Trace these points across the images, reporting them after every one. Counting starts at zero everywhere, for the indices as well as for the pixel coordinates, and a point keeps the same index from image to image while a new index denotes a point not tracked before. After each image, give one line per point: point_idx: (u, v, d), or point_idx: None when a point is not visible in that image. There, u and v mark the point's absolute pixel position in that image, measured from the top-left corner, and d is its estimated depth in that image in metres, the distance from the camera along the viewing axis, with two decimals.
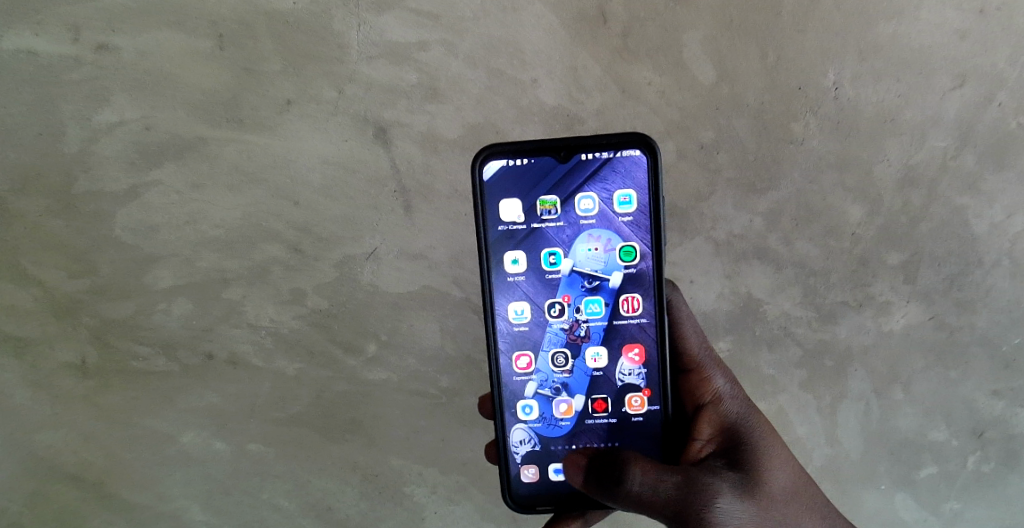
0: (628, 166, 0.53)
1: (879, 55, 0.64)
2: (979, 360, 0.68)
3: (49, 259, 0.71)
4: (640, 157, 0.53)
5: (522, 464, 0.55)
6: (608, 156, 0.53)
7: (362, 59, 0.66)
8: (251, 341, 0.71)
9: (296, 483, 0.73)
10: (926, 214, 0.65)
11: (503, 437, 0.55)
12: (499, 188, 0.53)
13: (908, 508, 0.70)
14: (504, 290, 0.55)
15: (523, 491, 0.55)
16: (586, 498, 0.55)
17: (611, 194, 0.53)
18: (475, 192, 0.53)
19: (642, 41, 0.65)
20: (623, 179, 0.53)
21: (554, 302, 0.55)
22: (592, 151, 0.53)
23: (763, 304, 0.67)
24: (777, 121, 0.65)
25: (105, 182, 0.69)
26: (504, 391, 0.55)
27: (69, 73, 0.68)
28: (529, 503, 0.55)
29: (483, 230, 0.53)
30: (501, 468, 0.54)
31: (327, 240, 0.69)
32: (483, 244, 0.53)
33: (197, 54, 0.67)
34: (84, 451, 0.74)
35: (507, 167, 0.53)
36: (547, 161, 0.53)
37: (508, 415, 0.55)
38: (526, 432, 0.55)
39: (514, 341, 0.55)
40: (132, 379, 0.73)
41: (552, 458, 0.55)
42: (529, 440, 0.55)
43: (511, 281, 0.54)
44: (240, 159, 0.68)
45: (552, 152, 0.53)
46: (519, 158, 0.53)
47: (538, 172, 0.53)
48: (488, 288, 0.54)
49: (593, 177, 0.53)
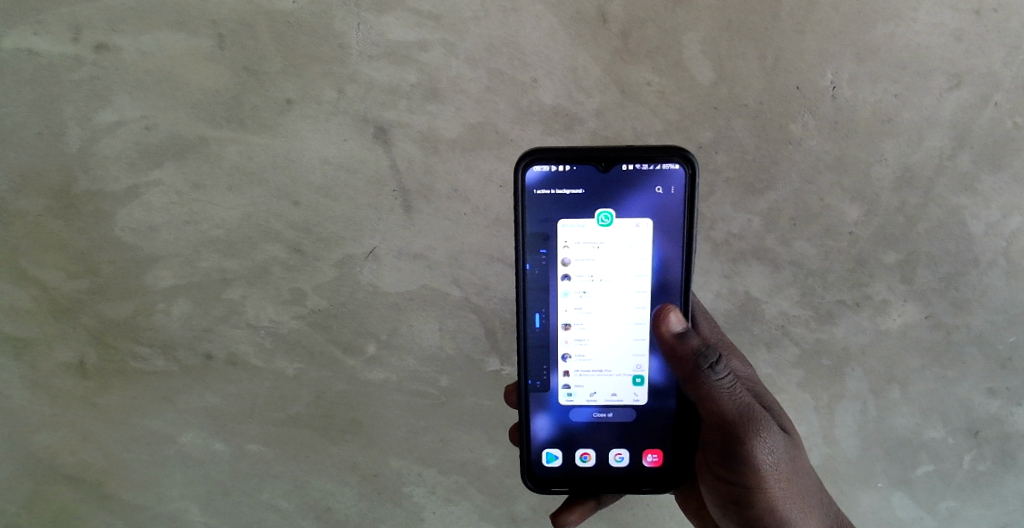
0: (665, 179, 0.54)
1: (877, 56, 0.64)
2: (976, 360, 0.68)
3: (48, 259, 0.71)
4: (678, 171, 0.54)
5: (540, 448, 0.59)
6: (647, 168, 0.54)
7: (363, 59, 0.66)
8: (251, 341, 0.71)
9: (296, 483, 0.73)
10: (922, 215, 0.66)
11: (528, 422, 0.59)
12: (540, 194, 0.55)
13: (903, 506, 0.71)
14: (538, 290, 0.57)
15: (541, 473, 0.60)
16: (601, 482, 0.60)
17: (646, 206, 0.55)
18: (516, 196, 0.54)
19: (642, 43, 0.65)
20: (659, 192, 0.54)
21: (586, 303, 0.57)
22: (631, 163, 0.54)
23: (761, 304, 0.68)
24: (776, 122, 0.65)
25: (105, 182, 0.69)
26: (529, 382, 0.58)
27: (69, 73, 0.68)
28: (546, 484, 0.60)
29: (522, 233, 0.55)
30: (524, 451, 0.59)
31: (328, 239, 0.69)
32: (520, 246, 0.55)
33: (198, 55, 0.67)
34: (83, 452, 0.74)
35: (548, 173, 0.55)
36: (587, 169, 0.54)
37: (534, 403, 0.59)
38: (547, 419, 0.59)
39: (545, 337, 0.58)
40: (131, 379, 0.73)
41: (569, 444, 0.59)
42: (551, 426, 0.59)
43: (544, 280, 0.56)
44: (241, 159, 0.68)
45: (592, 161, 0.54)
46: (561, 164, 0.54)
47: (578, 180, 0.55)
48: (522, 286, 0.56)
49: (630, 188, 0.54)
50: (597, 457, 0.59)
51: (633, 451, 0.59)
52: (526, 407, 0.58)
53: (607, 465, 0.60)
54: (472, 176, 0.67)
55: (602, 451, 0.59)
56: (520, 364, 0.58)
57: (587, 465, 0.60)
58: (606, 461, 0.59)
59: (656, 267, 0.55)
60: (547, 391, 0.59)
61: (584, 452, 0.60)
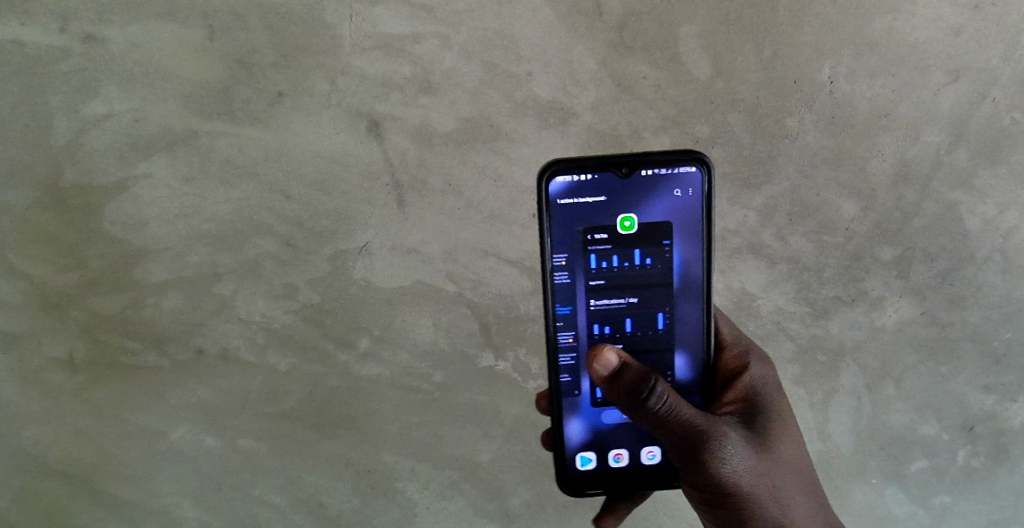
0: (682, 182, 0.53)
1: (874, 51, 0.64)
2: (970, 356, 0.68)
3: (37, 253, 0.70)
4: (695, 173, 0.53)
5: (574, 452, 0.56)
6: (665, 172, 0.53)
7: (356, 51, 0.66)
8: (243, 336, 0.70)
9: (288, 479, 0.73)
10: (918, 211, 0.65)
11: (560, 425, 0.56)
12: (563, 203, 0.53)
13: (898, 503, 0.71)
14: (563, 298, 0.54)
15: (575, 476, 0.56)
16: (637, 481, 0.56)
17: (666, 208, 0.53)
18: (541, 207, 0.53)
19: (638, 36, 0.64)
20: (676, 195, 0.53)
21: (611, 308, 0.55)
22: (650, 168, 0.53)
23: (757, 300, 0.67)
24: (773, 117, 0.65)
25: (94, 175, 0.69)
26: (558, 388, 0.55)
27: (57, 64, 0.67)
28: (580, 488, 0.56)
29: (546, 243, 0.53)
30: (557, 455, 0.55)
31: (321, 233, 0.68)
32: (545, 256, 0.53)
33: (189, 47, 0.67)
34: (74, 447, 0.74)
35: (570, 183, 0.53)
36: (608, 177, 0.53)
37: (564, 407, 0.56)
38: (580, 421, 0.56)
39: (572, 344, 0.55)
40: (122, 374, 0.72)
41: (602, 445, 0.56)
42: (583, 428, 0.56)
43: (568, 287, 0.54)
44: (233, 152, 0.67)
45: (613, 168, 0.53)
46: (582, 173, 0.53)
47: (600, 187, 0.53)
48: (547, 295, 0.54)
49: (650, 192, 0.53)
50: (630, 456, 0.56)
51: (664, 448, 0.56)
52: (559, 412, 0.55)
53: (639, 464, 0.56)
54: (466, 170, 0.67)
55: (634, 449, 0.56)
56: (552, 371, 0.54)
57: (620, 466, 0.56)
58: (638, 460, 0.56)
59: (677, 269, 0.54)
60: (579, 395, 0.56)
61: (617, 452, 0.56)
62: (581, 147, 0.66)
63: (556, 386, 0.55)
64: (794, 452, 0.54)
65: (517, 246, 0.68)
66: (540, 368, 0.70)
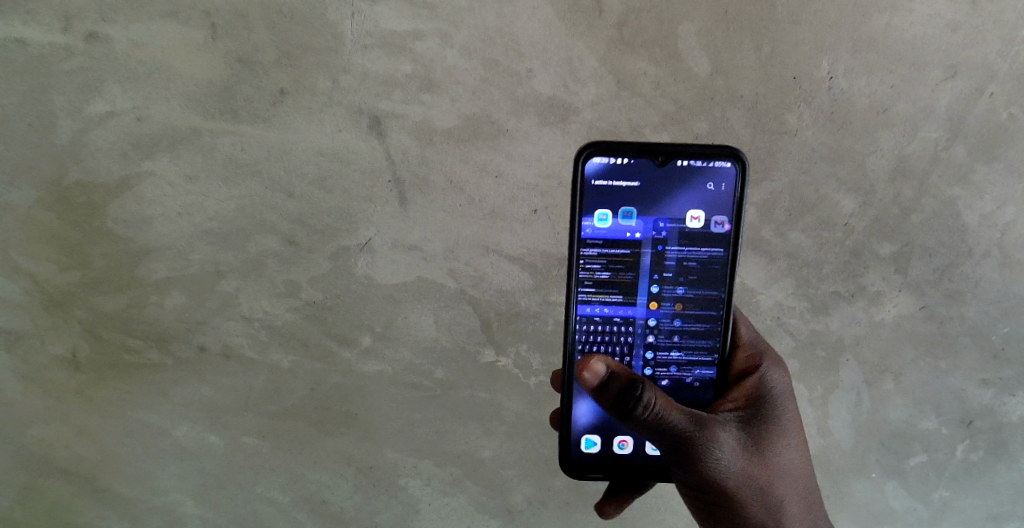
0: (716, 176, 0.54)
1: (873, 47, 0.64)
2: (969, 350, 0.68)
3: (40, 251, 0.70)
4: (729, 169, 0.53)
5: (580, 434, 0.57)
6: (701, 164, 0.53)
7: (357, 50, 0.66)
8: (245, 334, 0.71)
9: (290, 476, 0.73)
10: (916, 206, 0.66)
11: (569, 405, 0.56)
12: (598, 184, 0.54)
13: (898, 497, 0.71)
14: (589, 279, 0.55)
15: (577, 459, 0.57)
16: (639, 471, 0.57)
17: (696, 201, 0.54)
18: (576, 184, 0.53)
19: (638, 33, 0.65)
20: (710, 188, 0.54)
21: (634, 295, 0.55)
22: (687, 159, 0.53)
23: (756, 296, 0.68)
24: (772, 113, 0.65)
25: (96, 174, 0.69)
26: (574, 367, 0.56)
27: (60, 63, 0.67)
28: (581, 470, 0.57)
29: (578, 222, 0.54)
30: (563, 435, 0.56)
31: (323, 231, 0.69)
32: (576, 233, 0.54)
33: (191, 46, 0.67)
34: (78, 444, 0.74)
35: (607, 164, 0.54)
36: (644, 163, 0.54)
37: (576, 387, 0.56)
38: (590, 404, 0.57)
39: (592, 325, 0.56)
40: (125, 372, 0.72)
41: (608, 430, 0.57)
42: (591, 412, 0.57)
43: (594, 266, 0.55)
44: (236, 150, 0.68)
45: (650, 155, 0.53)
46: (619, 157, 0.53)
47: (634, 173, 0.54)
48: (575, 272, 0.54)
49: (682, 183, 0.54)
50: (634, 445, 0.57)
51: None
52: (570, 392, 0.56)
53: (644, 455, 0.57)
54: (467, 167, 0.67)
55: (640, 439, 0.57)
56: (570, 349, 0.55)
57: (624, 453, 0.57)
58: (643, 450, 0.57)
59: (701, 263, 0.55)
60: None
61: (622, 439, 0.57)
62: (581, 144, 0.66)
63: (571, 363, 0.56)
64: (793, 455, 0.54)
65: (519, 244, 0.68)
66: (542, 364, 0.70)
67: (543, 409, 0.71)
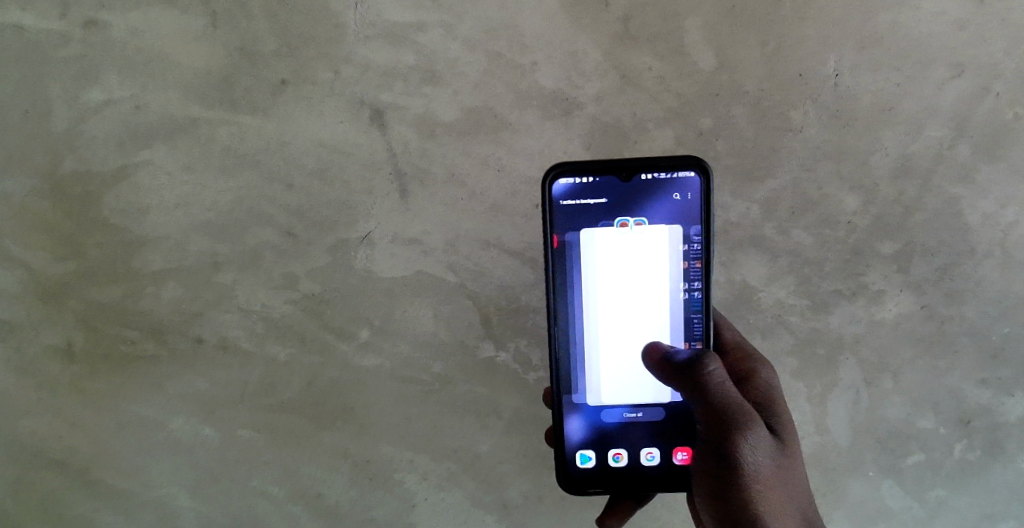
0: (682, 187, 0.54)
1: (878, 45, 0.64)
2: (968, 350, 0.68)
3: (35, 241, 0.69)
4: (694, 178, 0.54)
5: (574, 449, 0.57)
6: (665, 177, 0.54)
7: (359, 40, 0.66)
8: (242, 326, 0.70)
9: (285, 471, 0.72)
10: (918, 205, 0.66)
11: (559, 423, 0.57)
12: (567, 205, 0.55)
13: (895, 496, 0.71)
14: (565, 297, 0.56)
15: (575, 473, 0.57)
16: (638, 481, 0.57)
17: (665, 211, 0.54)
18: (545, 207, 0.54)
19: (643, 27, 0.64)
20: (677, 198, 0.54)
21: (611, 308, 0.56)
22: (651, 172, 0.54)
23: (757, 293, 0.68)
24: (776, 111, 0.65)
25: (92, 163, 0.68)
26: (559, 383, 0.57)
27: (57, 51, 0.67)
28: (580, 486, 0.57)
29: (549, 244, 0.55)
30: (557, 451, 0.57)
31: (321, 224, 0.68)
32: (547, 255, 0.55)
33: (190, 35, 0.66)
34: (70, 437, 0.73)
35: (574, 185, 0.55)
36: (610, 180, 0.55)
37: (565, 404, 0.57)
38: (581, 419, 0.57)
39: (572, 341, 0.57)
40: (120, 364, 0.72)
41: (602, 443, 0.57)
42: (582, 426, 0.57)
43: (568, 287, 0.56)
44: (234, 140, 0.67)
45: (615, 171, 0.54)
46: (584, 176, 0.55)
47: (601, 190, 0.55)
48: (550, 292, 0.55)
49: (650, 195, 0.54)
50: (629, 457, 0.57)
51: (664, 449, 0.57)
52: (558, 409, 0.57)
53: (640, 466, 0.57)
54: (468, 161, 0.67)
55: (634, 450, 0.57)
56: (554, 369, 0.56)
57: (620, 466, 0.57)
58: (638, 461, 0.57)
59: (676, 271, 0.55)
60: (578, 393, 0.57)
61: (617, 452, 0.57)
62: (583, 138, 0.66)
63: (556, 381, 0.57)
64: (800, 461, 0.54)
65: (519, 238, 0.67)
66: (540, 361, 0.70)
67: (541, 406, 0.71)
